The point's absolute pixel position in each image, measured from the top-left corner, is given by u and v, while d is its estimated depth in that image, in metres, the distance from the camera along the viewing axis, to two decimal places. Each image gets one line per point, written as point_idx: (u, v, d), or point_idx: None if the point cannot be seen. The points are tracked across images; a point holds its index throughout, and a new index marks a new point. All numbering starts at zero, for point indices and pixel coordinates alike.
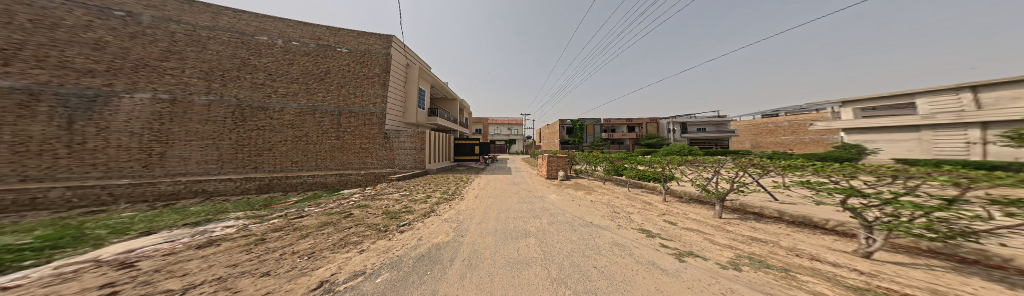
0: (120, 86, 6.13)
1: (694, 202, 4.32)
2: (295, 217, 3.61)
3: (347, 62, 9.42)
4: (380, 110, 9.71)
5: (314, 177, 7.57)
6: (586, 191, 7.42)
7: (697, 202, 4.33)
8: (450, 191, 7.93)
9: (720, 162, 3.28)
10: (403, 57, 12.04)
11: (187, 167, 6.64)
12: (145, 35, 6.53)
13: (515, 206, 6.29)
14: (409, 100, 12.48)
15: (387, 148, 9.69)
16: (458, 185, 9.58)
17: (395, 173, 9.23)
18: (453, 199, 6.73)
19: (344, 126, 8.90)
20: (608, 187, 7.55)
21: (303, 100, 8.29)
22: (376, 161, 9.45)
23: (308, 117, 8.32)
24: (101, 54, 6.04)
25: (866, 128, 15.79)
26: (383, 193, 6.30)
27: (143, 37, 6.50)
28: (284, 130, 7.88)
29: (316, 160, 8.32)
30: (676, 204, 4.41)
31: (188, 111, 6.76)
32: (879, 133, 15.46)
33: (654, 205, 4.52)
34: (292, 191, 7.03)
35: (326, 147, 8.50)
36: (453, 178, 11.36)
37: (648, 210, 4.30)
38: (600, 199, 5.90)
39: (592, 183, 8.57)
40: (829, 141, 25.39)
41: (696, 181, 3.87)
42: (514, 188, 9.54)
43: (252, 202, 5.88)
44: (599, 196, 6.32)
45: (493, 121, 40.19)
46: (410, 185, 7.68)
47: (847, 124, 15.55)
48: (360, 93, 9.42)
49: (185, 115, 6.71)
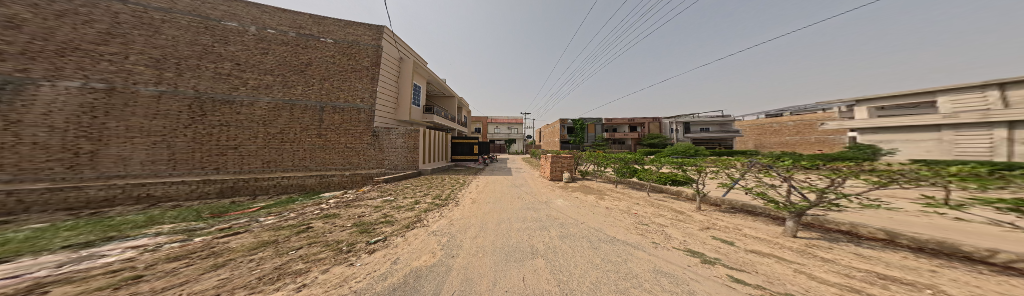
0: (39, 72, 5.19)
1: (740, 212, 3.51)
2: (226, 235, 2.70)
3: (331, 53, 8.79)
4: (368, 105, 9.11)
5: (290, 178, 6.78)
6: (597, 195, 6.63)
7: (745, 212, 3.51)
8: (443, 194, 7.15)
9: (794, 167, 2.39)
10: (396, 50, 11.53)
11: (126, 169, 5.75)
12: (76, 14, 5.65)
13: (517, 213, 5.49)
14: (401, 96, 11.74)
15: (373, 147, 8.97)
16: (454, 187, 8.84)
17: (383, 174, 8.52)
18: (446, 205, 5.95)
19: (326, 122, 8.17)
20: (620, 190, 6.78)
21: (280, 94, 7.61)
22: (361, 161, 8.74)
23: (283, 112, 7.59)
24: (15, 34, 5.16)
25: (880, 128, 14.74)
26: (363, 198, 5.42)
27: (75, 16, 5.64)
28: (253, 126, 7.12)
29: (289, 159, 7.54)
30: (717, 214, 3.60)
31: (130, 104, 5.88)
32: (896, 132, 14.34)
33: (686, 217, 3.73)
34: (259, 194, 6.23)
35: (301, 148, 7.71)
36: (449, 179, 10.62)
37: (683, 222, 3.49)
38: (610, 207, 5.11)
39: (599, 186, 7.81)
40: (836, 142, 24.75)
41: (754, 188, 2.97)
42: (514, 191, 8.75)
43: (205, 208, 4.95)
44: (614, 201, 5.51)
45: (493, 120, 39.61)
46: (400, 188, 6.90)
47: (863, 123, 14.56)
48: (345, 86, 8.78)
49: (126, 108, 5.82)
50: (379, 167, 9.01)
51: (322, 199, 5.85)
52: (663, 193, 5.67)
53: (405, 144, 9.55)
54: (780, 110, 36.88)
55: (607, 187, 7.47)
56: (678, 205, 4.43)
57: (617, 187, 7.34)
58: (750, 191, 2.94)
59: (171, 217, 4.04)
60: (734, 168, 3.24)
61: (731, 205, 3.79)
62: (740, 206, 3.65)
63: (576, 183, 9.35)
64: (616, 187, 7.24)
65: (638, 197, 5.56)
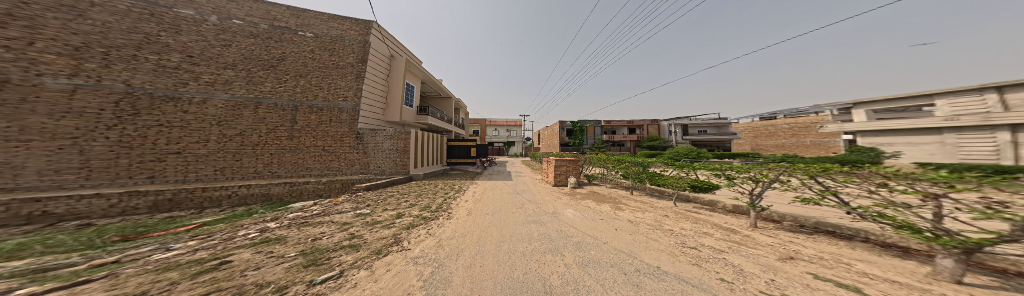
0: None
1: (826, 237, 2.65)
2: (55, 286, 1.67)
3: (309, 49, 7.96)
4: (352, 105, 8.32)
5: (249, 187, 5.75)
6: (608, 204, 5.79)
7: (830, 235, 2.65)
8: (434, 204, 6.24)
9: (965, 181, 1.44)
10: (385, 47, 10.94)
11: (16, 180, 4.58)
12: None
13: (520, 229, 4.62)
14: (391, 96, 11.00)
15: (355, 150, 8.17)
16: (447, 195, 7.94)
17: (366, 180, 7.72)
18: (435, 219, 5.05)
19: (298, 123, 7.29)
20: (636, 198, 5.94)
21: (242, 91, 6.69)
22: (337, 167, 7.78)
23: (244, 111, 6.64)
24: None
25: (883, 130, 15.91)
26: (333, 210, 4.46)
27: None
28: (206, 127, 6.17)
29: (249, 166, 6.55)
30: (798, 237, 2.74)
31: (30, 99, 4.73)
32: (895, 135, 15.50)
33: (750, 240, 2.81)
34: (205, 207, 5.12)
35: (262, 153, 6.73)
36: (443, 185, 9.74)
37: (753, 249, 2.57)
38: (624, 222, 4.27)
39: (609, 193, 7.02)
40: (832, 145, 24.76)
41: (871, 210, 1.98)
42: (516, 199, 7.84)
43: (127, 226, 3.91)
44: (633, 214, 4.69)
45: (492, 122, 38.83)
46: (384, 198, 5.97)
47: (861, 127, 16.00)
48: (325, 84, 7.98)
49: (23, 105, 4.66)
50: (360, 173, 8.23)
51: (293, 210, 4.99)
52: (693, 204, 4.87)
53: (394, 146, 8.77)
54: (775, 113, 37.28)
55: (620, 195, 6.67)
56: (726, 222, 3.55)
57: (631, 194, 6.51)
58: (875, 214, 1.94)
59: (60, 242, 3.02)
60: (825, 178, 2.28)
61: (802, 224, 3.01)
62: (821, 226, 2.85)
63: (583, 189, 8.52)
64: (630, 195, 6.43)
65: (663, 209, 4.72)
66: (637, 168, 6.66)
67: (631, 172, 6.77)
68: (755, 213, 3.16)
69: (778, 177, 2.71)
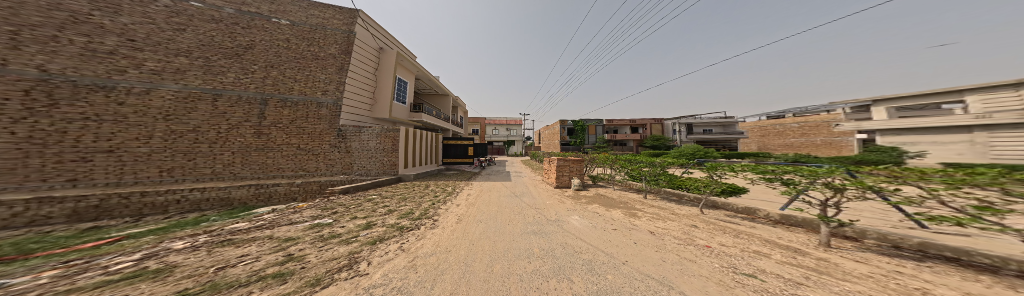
0: None
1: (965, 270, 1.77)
2: None
3: (284, 37, 7.68)
4: (332, 99, 8.00)
5: (204, 191, 5.07)
6: (605, 212, 5.08)
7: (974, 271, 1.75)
8: (418, 209, 5.53)
9: None
10: (374, 39, 10.34)
11: None
12: None
13: (518, 243, 3.89)
14: (380, 91, 10.39)
15: (328, 148, 7.61)
16: (437, 198, 7.23)
17: (347, 182, 7.35)
18: (416, 229, 4.30)
19: (265, 119, 6.80)
20: (653, 204, 5.08)
21: (196, 82, 6.15)
22: (309, 166, 7.23)
23: (197, 105, 6.06)
24: None
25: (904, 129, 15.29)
26: (290, 217, 3.73)
27: None
28: (148, 123, 5.56)
29: (205, 166, 5.99)
30: (909, 266, 1.89)
31: None
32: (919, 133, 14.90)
33: (839, 272, 1.93)
34: (146, 215, 4.42)
35: (218, 152, 6.14)
36: (434, 186, 8.99)
37: (872, 294, 1.60)
38: (628, 237, 3.50)
39: (619, 198, 6.17)
40: (845, 144, 23.63)
41: None
42: (514, 204, 7.05)
43: (32, 240, 3.10)
44: (640, 224, 3.95)
45: (492, 121, 38.16)
46: (360, 202, 5.21)
47: (883, 124, 15.35)
48: (302, 76, 7.65)
49: None
50: (339, 175, 7.68)
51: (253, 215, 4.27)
52: (722, 211, 4.03)
53: (380, 145, 8.48)
54: (784, 112, 36.11)
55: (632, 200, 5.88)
56: (784, 238, 2.64)
57: (645, 199, 5.69)
58: None
59: None
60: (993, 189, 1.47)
61: (895, 244, 2.27)
62: (930, 250, 2.05)
63: (589, 192, 7.75)
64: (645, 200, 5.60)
65: (681, 218, 3.92)
66: (652, 168, 5.87)
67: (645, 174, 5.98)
68: (827, 229, 2.35)
69: (879, 184, 1.91)
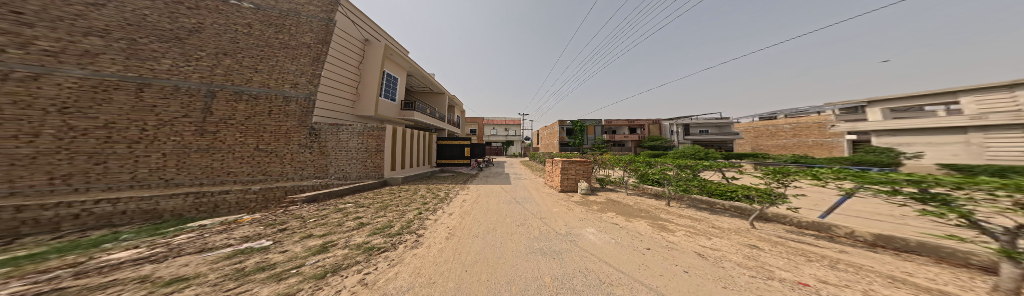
0: None
1: None
2: None
3: (245, 22, 6.69)
4: (303, 94, 7.18)
5: (124, 202, 4.07)
6: (621, 228, 4.24)
7: None
8: (401, 220, 4.65)
9: None
10: (358, 30, 9.35)
11: None
12: None
13: (517, 261, 3.24)
14: (365, 85, 9.45)
15: (289, 149, 6.56)
16: (427, 205, 6.35)
17: (320, 186, 6.54)
18: (392, 249, 3.38)
19: (210, 115, 5.68)
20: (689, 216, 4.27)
21: (113, 67, 4.71)
22: (267, 169, 6.15)
23: (110, 94, 4.58)
24: None
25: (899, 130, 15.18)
26: (215, 237, 2.79)
27: None
28: (29, 115, 3.88)
29: (120, 170, 4.53)
30: None
31: None
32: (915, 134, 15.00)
33: None
34: (25, 236, 3.35)
35: (139, 153, 4.74)
36: (423, 191, 8.03)
37: None
38: (663, 265, 2.64)
39: (639, 208, 5.37)
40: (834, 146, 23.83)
41: None
42: (515, 212, 6.27)
43: None
44: (674, 250, 3.09)
45: (489, 121, 37.28)
46: (326, 214, 4.20)
47: (877, 126, 15.28)
48: (265, 67, 6.68)
49: None
50: (306, 179, 6.66)
51: (175, 234, 3.26)
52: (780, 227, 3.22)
53: (362, 146, 7.70)
54: (776, 114, 36.84)
55: (654, 209, 5.07)
56: (916, 271, 1.82)
57: (672, 208, 4.92)
58: None
59: None
60: None
61: None
62: None
63: (599, 198, 6.99)
64: (674, 209, 4.83)
65: (731, 241, 3.07)
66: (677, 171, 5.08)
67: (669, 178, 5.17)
68: (1012, 269, 1.42)
69: None
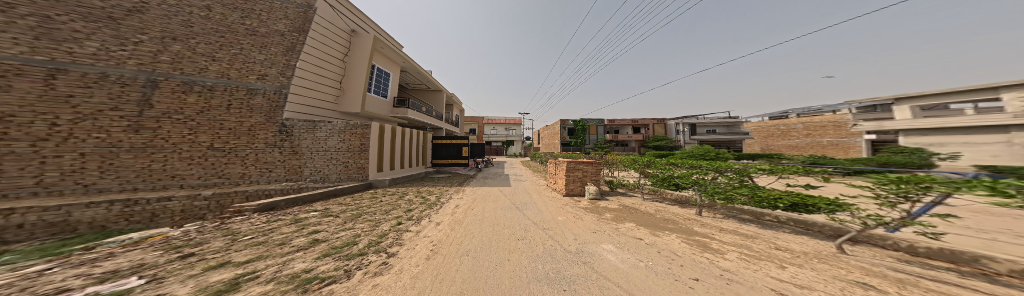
0: None
1: None
2: None
3: (202, 4, 6.08)
4: (271, 86, 6.62)
5: (33, 216, 3.27)
6: (644, 245, 3.27)
7: None
8: (370, 233, 3.80)
9: None
10: (342, 19, 8.60)
11: None
12: None
13: (517, 285, 2.38)
14: (351, 79, 8.74)
15: (251, 148, 5.77)
16: (413, 211, 5.53)
17: (295, 190, 5.81)
18: (343, 278, 2.49)
19: (147, 108, 4.83)
20: (737, 231, 3.25)
21: (16, 49, 3.84)
22: (223, 170, 5.32)
23: (9, 81, 3.67)
24: None
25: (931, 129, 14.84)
26: (81, 261, 2.02)
27: None
28: None
29: (22, 174, 3.57)
30: None
31: None
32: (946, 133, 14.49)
33: None
34: None
35: (47, 154, 3.74)
36: (411, 195, 7.15)
37: None
38: None
39: (660, 218, 4.39)
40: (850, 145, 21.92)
41: None
42: (516, 220, 5.45)
43: None
44: (756, 285, 1.98)
45: (489, 121, 36.52)
46: (272, 228, 3.31)
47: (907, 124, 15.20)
48: (224, 55, 6.10)
49: None
50: (272, 182, 5.85)
51: (64, 253, 2.48)
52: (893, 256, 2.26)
53: (343, 145, 6.98)
54: (788, 112, 35.29)
55: (681, 219, 4.14)
56: None
57: (701, 218, 3.94)
58: None
59: None
60: None
61: None
62: None
63: (610, 205, 6.13)
64: (708, 220, 3.82)
65: (854, 276, 1.97)
66: (717, 177, 3.96)
67: (706, 186, 4.07)
68: None
69: None
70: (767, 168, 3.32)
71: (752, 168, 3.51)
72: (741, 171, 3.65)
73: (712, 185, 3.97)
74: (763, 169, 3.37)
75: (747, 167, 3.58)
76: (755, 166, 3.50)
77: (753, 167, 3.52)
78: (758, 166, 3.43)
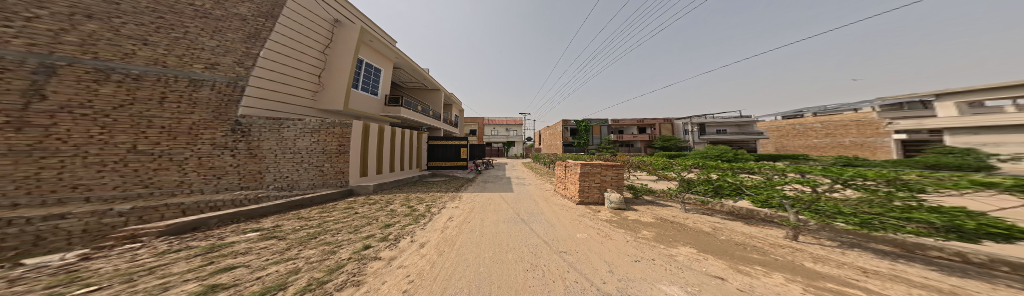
0: None
1: None
2: None
3: None
4: (223, 78, 5.63)
5: None
6: (737, 292, 2.02)
7: None
8: (312, 265, 2.63)
9: None
10: (323, 6, 7.78)
11: None
12: None
13: None
14: (332, 73, 7.90)
15: (191, 150, 4.58)
16: (394, 228, 4.47)
17: (251, 201, 4.74)
18: None
19: (37, 101, 3.38)
20: (902, 276, 1.96)
21: None
22: (151, 178, 4.06)
23: None
24: None
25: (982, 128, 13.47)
26: None
27: None
28: None
29: None
30: None
31: None
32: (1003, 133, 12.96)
33: None
34: None
35: None
36: (395, 205, 6.13)
37: None
38: None
39: (741, 247, 3.18)
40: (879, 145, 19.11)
41: None
42: (522, 240, 4.40)
43: None
44: None
45: (490, 122, 35.62)
46: (153, 266, 2.04)
47: (948, 122, 14.36)
48: (162, 37, 4.95)
49: None
50: (220, 192, 4.68)
51: None
52: None
53: (317, 146, 6.12)
54: (801, 111, 33.65)
55: (763, 244, 3.12)
56: None
57: (831, 254, 2.64)
58: None
59: None
60: None
61: None
62: None
63: (641, 217, 5.18)
64: (839, 256, 2.58)
65: None
66: (849, 192, 2.52)
67: (816, 203, 2.71)
68: None
69: None
70: (993, 182, 1.59)
71: (943, 180, 1.82)
72: (909, 185, 2.04)
73: (833, 204, 2.56)
74: (981, 183, 1.65)
75: (920, 176, 1.94)
76: (949, 176, 1.82)
77: (943, 177, 1.82)
78: (962, 178, 1.72)
